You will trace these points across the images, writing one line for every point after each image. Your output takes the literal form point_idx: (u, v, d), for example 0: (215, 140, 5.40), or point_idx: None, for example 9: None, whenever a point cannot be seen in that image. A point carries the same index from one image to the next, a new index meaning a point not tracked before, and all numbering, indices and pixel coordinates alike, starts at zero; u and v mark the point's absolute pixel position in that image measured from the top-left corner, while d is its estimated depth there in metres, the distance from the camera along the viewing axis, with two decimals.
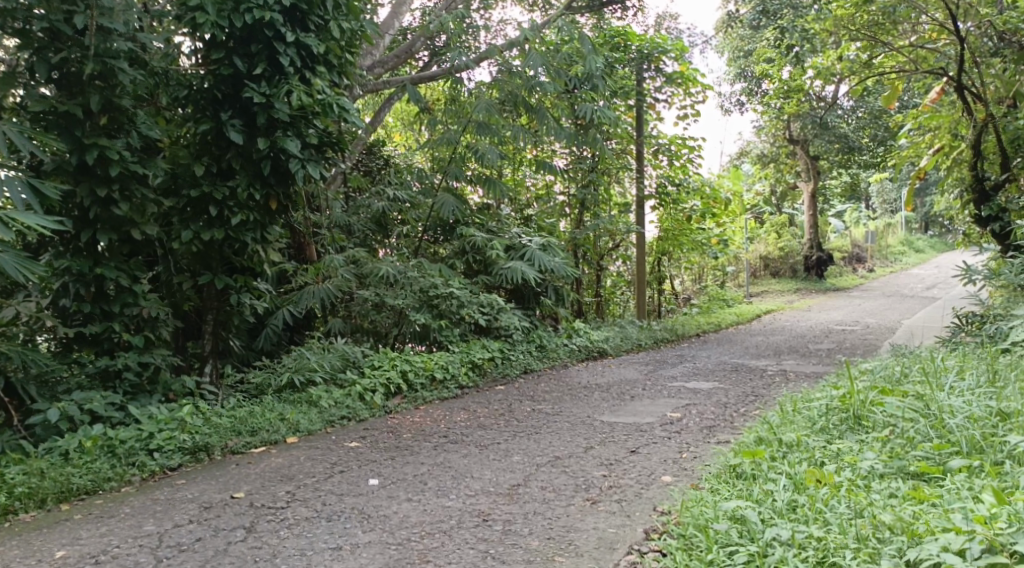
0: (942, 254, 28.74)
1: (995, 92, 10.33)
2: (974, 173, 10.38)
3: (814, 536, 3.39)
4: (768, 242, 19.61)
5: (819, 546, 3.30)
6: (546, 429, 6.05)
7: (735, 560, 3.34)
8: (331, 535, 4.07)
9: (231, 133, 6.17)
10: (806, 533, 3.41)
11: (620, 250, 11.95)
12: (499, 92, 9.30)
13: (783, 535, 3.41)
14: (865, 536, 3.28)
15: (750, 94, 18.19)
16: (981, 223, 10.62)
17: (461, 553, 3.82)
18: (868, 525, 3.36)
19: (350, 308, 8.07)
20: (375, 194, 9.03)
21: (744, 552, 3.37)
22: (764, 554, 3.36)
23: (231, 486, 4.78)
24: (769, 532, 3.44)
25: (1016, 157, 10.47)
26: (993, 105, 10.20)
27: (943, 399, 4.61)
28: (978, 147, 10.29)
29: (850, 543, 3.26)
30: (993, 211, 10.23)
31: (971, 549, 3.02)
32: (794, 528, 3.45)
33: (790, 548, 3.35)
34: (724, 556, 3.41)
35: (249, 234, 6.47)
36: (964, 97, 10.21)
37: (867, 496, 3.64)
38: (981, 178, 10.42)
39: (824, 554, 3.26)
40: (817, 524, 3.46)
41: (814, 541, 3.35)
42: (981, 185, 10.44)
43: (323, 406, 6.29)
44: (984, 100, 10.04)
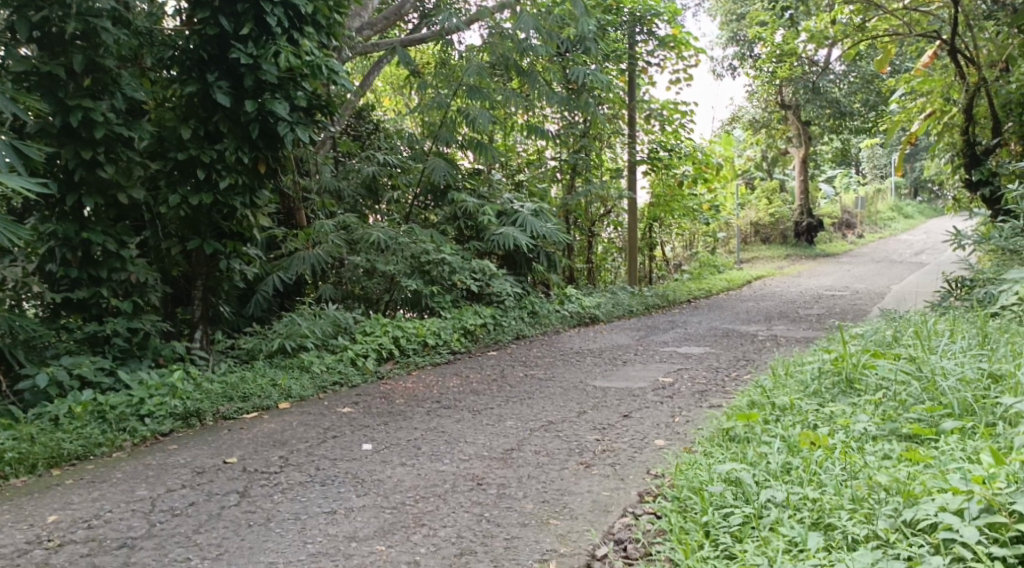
0: (931, 220, 28.80)
1: (988, 55, 10.21)
2: (965, 137, 10.33)
3: (809, 498, 3.40)
4: (759, 208, 19.59)
5: (814, 507, 3.32)
6: (539, 394, 6.05)
7: (730, 521, 3.37)
8: (325, 499, 4.07)
9: (218, 95, 6.07)
10: (800, 494, 3.43)
11: (611, 216, 11.90)
12: (490, 55, 9.21)
13: (778, 497, 3.43)
14: (861, 497, 3.29)
15: (742, 59, 18.05)
16: (971, 187, 10.62)
17: (456, 517, 3.82)
18: (864, 486, 3.37)
19: (341, 275, 8.02)
20: (364, 159, 8.97)
21: (739, 514, 3.39)
22: (759, 516, 3.38)
23: (224, 451, 4.77)
24: (764, 493, 3.46)
25: (1009, 121, 10.38)
26: (986, 69, 10.11)
27: (936, 362, 4.62)
28: (970, 111, 10.22)
29: (845, 504, 3.28)
30: (984, 176, 10.22)
31: (969, 508, 3.01)
32: (789, 490, 3.47)
33: (785, 510, 3.37)
34: (719, 518, 3.43)
35: (238, 198, 6.39)
36: (957, 60, 10.10)
37: (862, 458, 3.64)
38: (972, 143, 10.39)
39: (819, 515, 3.28)
40: (812, 486, 3.48)
41: (809, 502, 3.36)
42: (972, 150, 10.38)
43: (315, 372, 6.27)
44: (976, 64, 9.96)
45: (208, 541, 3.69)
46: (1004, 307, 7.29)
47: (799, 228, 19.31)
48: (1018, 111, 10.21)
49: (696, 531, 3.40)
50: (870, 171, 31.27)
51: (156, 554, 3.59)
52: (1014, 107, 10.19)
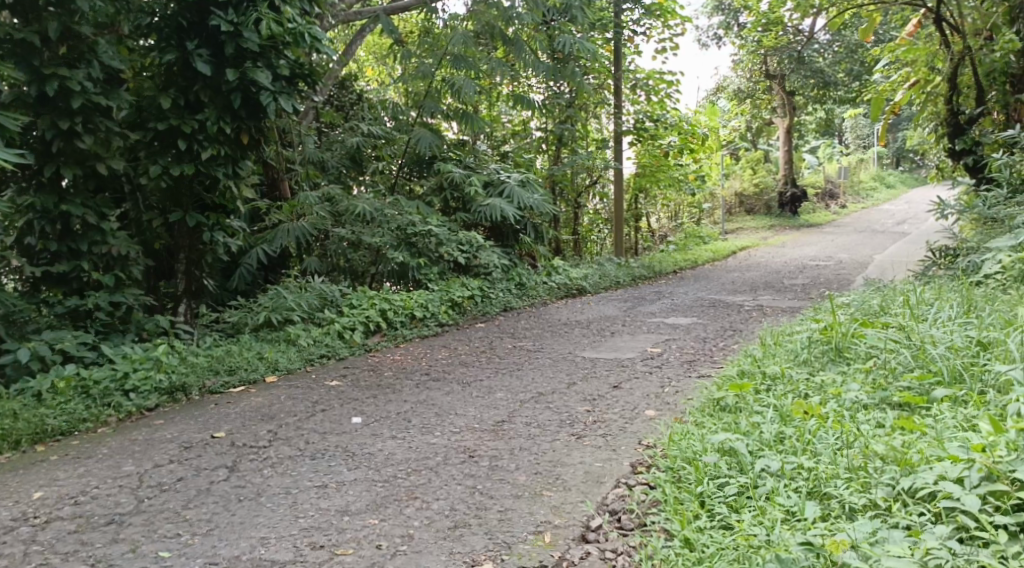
0: (914, 190, 28.89)
1: (972, 24, 10.19)
2: (949, 106, 10.32)
3: (804, 467, 3.41)
4: (744, 178, 19.57)
5: (809, 476, 3.33)
6: (528, 365, 6.03)
7: (726, 491, 3.37)
8: (315, 473, 4.03)
9: (198, 64, 5.93)
10: (795, 464, 3.43)
11: (597, 187, 11.83)
12: (475, 24, 8.97)
13: (773, 466, 3.43)
14: (857, 466, 3.29)
15: (727, 28, 17.92)
16: (954, 156, 10.64)
17: (449, 490, 3.79)
18: (861, 455, 3.37)
19: (326, 247, 7.94)
20: (348, 130, 8.86)
21: (735, 484, 3.40)
22: (754, 486, 3.39)
23: (211, 425, 4.72)
24: (758, 463, 3.47)
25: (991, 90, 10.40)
26: (971, 37, 10.08)
27: (925, 330, 4.62)
28: (954, 80, 10.20)
29: (841, 473, 3.28)
30: (967, 145, 10.23)
31: (969, 477, 3.00)
32: (784, 460, 3.47)
33: (780, 479, 3.38)
34: (714, 488, 3.43)
35: (220, 169, 6.29)
36: (942, 28, 10.08)
37: (855, 426, 3.65)
38: (955, 112, 10.40)
39: (815, 484, 3.29)
40: (806, 456, 3.48)
41: (804, 472, 3.37)
42: (956, 119, 10.38)
43: (302, 345, 6.21)
44: (962, 32, 9.92)
45: (197, 517, 3.64)
46: (988, 276, 7.30)
47: (783, 199, 19.31)
48: (1002, 80, 10.20)
49: (691, 501, 3.40)
50: (854, 141, 31.28)
51: (144, 530, 3.55)
52: (998, 76, 10.18)
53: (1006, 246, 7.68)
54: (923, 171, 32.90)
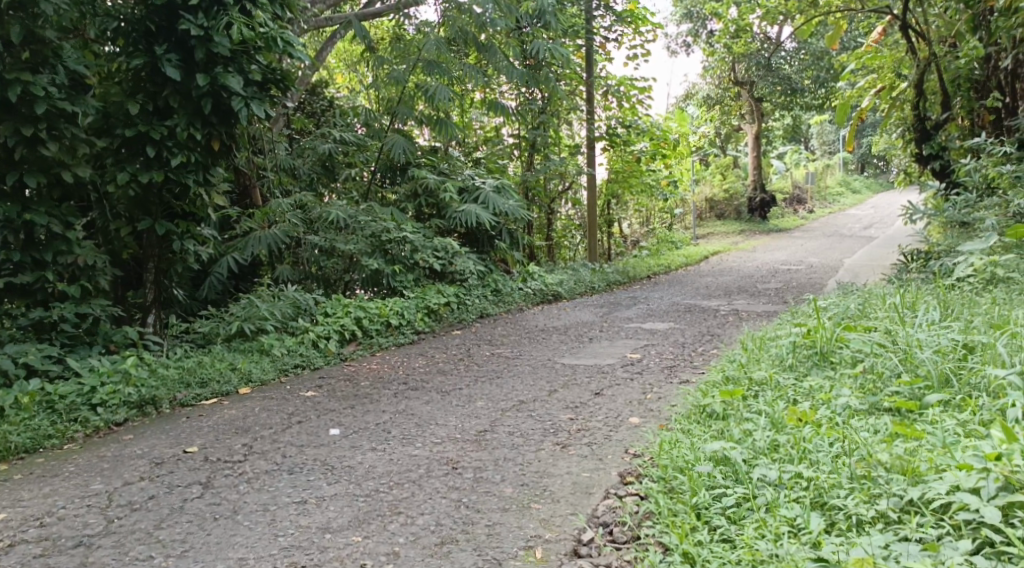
0: (878, 194, 29.30)
1: (938, 32, 10.32)
2: (916, 112, 10.36)
3: (803, 477, 3.34)
4: (714, 184, 19.65)
5: (810, 486, 3.26)
6: (508, 373, 5.94)
7: (724, 502, 3.30)
8: (294, 488, 3.90)
9: (166, 69, 5.77)
10: (793, 473, 3.37)
11: (570, 193, 11.78)
12: (448, 30, 8.84)
13: (770, 475, 3.37)
14: (861, 476, 3.23)
15: (696, 35, 18.01)
16: (922, 162, 10.70)
17: (434, 503, 3.68)
18: (864, 464, 3.31)
19: (298, 255, 7.78)
20: (320, 136, 8.68)
21: (733, 495, 3.32)
22: (753, 496, 3.32)
23: (183, 440, 4.56)
24: (756, 473, 3.40)
25: (957, 96, 10.51)
26: (936, 44, 10.20)
27: (909, 333, 4.60)
28: (921, 86, 10.28)
29: (844, 483, 3.22)
30: (934, 150, 10.33)
31: (986, 487, 2.95)
32: (781, 469, 3.41)
33: (779, 489, 3.31)
34: (710, 499, 3.35)
35: (190, 176, 6.13)
36: (908, 35, 10.11)
37: (851, 433, 3.60)
38: (923, 118, 10.43)
39: (817, 494, 3.23)
40: (805, 463, 3.42)
41: (803, 481, 3.30)
42: (922, 125, 10.44)
43: (276, 355, 6.06)
44: (927, 39, 10.02)
45: (171, 537, 3.50)
46: (959, 279, 7.33)
47: (752, 204, 19.44)
48: (966, 87, 10.41)
49: (686, 512, 3.32)
50: (820, 146, 31.65)
51: (115, 552, 3.39)
52: (962, 82, 10.37)
53: (977, 249, 7.69)
54: (888, 176, 33.39)
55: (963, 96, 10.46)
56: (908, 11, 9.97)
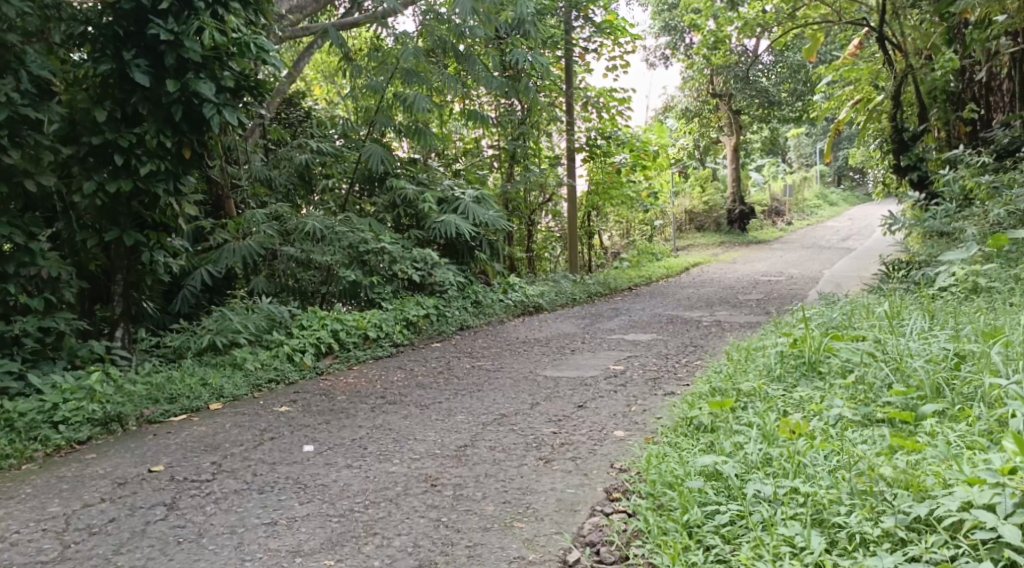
0: (855, 206, 29.41)
1: (914, 45, 10.20)
2: (894, 123, 10.30)
3: (799, 492, 3.22)
4: (693, 197, 19.60)
5: (808, 502, 3.13)
6: (489, 386, 5.78)
7: (717, 520, 3.16)
8: (264, 508, 3.71)
9: (135, 74, 5.59)
10: (789, 488, 3.24)
11: (550, 205, 11.65)
12: (427, 39, 8.69)
13: (765, 491, 3.25)
14: (863, 491, 3.10)
15: (675, 48, 18.01)
16: (900, 173, 10.56)
17: (411, 523, 3.52)
18: (865, 479, 3.18)
19: (274, 267, 7.61)
20: (296, 146, 8.52)
21: (727, 512, 3.19)
22: (748, 513, 3.19)
23: (149, 458, 4.36)
24: (749, 488, 3.27)
25: (932, 107, 10.48)
26: (912, 57, 10.10)
27: (899, 343, 4.50)
28: (898, 96, 10.24)
29: (844, 499, 3.09)
30: (911, 161, 10.17)
31: (1003, 503, 2.80)
32: (776, 484, 3.28)
33: (775, 506, 3.18)
34: (702, 516, 3.22)
35: (160, 185, 5.94)
36: (886, 48, 10.06)
37: (848, 446, 3.47)
38: (900, 129, 10.34)
39: (816, 511, 3.10)
40: (801, 478, 3.29)
41: (800, 497, 3.17)
42: (900, 136, 10.35)
43: (249, 369, 5.88)
44: (903, 50, 9.97)
45: (130, 563, 3.31)
46: (940, 288, 7.25)
47: (732, 216, 19.39)
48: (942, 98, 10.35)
49: (677, 531, 3.19)
50: (797, 159, 31.81)
51: None
52: (938, 94, 10.33)
53: (958, 258, 7.61)
54: (864, 189, 33.61)
55: (940, 107, 10.43)
56: (883, 24, 9.88)
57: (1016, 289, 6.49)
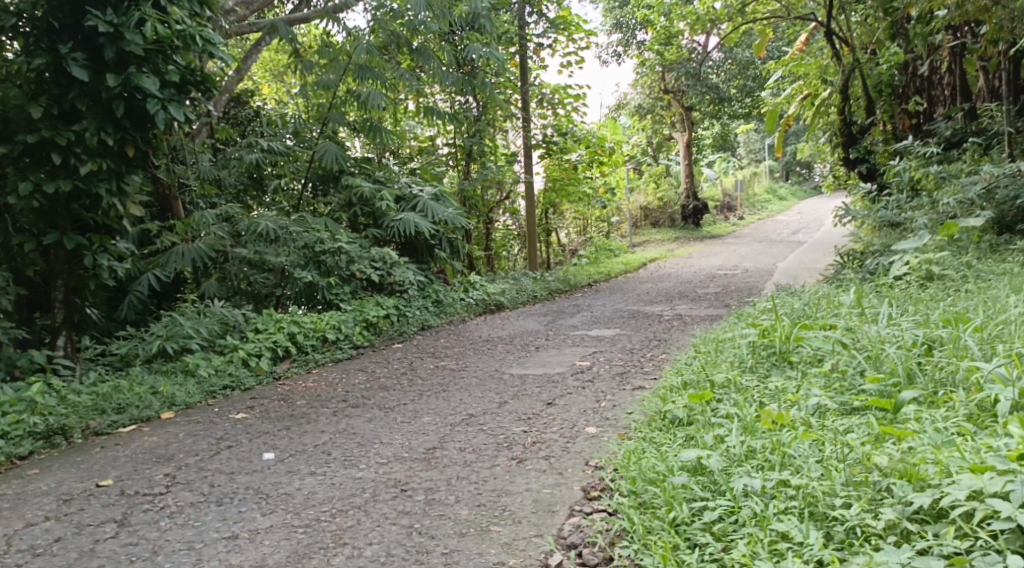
0: (804, 200, 29.77)
1: (860, 39, 10.30)
2: (843, 118, 10.24)
3: (789, 485, 3.13)
4: (648, 193, 19.66)
5: (799, 495, 3.05)
6: (454, 386, 5.61)
7: (707, 517, 3.06)
8: (223, 522, 3.50)
9: (72, 69, 5.30)
10: (778, 481, 3.15)
11: (507, 203, 11.48)
12: (380, 34, 8.43)
13: (753, 484, 3.15)
14: (859, 481, 3.02)
15: (626, 46, 17.94)
16: (848, 165, 10.60)
17: (382, 531, 3.35)
18: (859, 470, 3.10)
19: (225, 270, 7.33)
20: (246, 146, 8.24)
21: (714, 509, 3.09)
22: (737, 508, 3.09)
23: (96, 473, 4.11)
24: (737, 482, 3.17)
25: (880, 101, 10.68)
26: (858, 51, 10.22)
27: (870, 331, 4.43)
28: (846, 91, 10.16)
29: (838, 490, 3.01)
30: (860, 154, 10.21)
31: (1016, 491, 2.71)
32: (764, 477, 3.18)
33: (765, 499, 3.09)
34: (690, 514, 3.11)
35: (102, 184, 5.65)
36: (832, 42, 10.04)
37: (833, 436, 3.40)
38: (849, 123, 10.30)
39: (808, 504, 3.01)
40: (790, 470, 3.21)
41: (791, 490, 3.09)
42: (849, 130, 10.33)
43: (202, 376, 5.63)
44: (849, 44, 9.95)
45: None
46: (895, 277, 7.21)
47: (685, 212, 19.39)
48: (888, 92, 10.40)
49: (663, 529, 3.08)
50: (746, 154, 32.11)
51: None
52: (883, 88, 10.44)
53: (910, 247, 7.58)
54: (811, 184, 34.12)
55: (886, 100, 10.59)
56: (830, 18, 9.88)
57: (970, 275, 6.48)
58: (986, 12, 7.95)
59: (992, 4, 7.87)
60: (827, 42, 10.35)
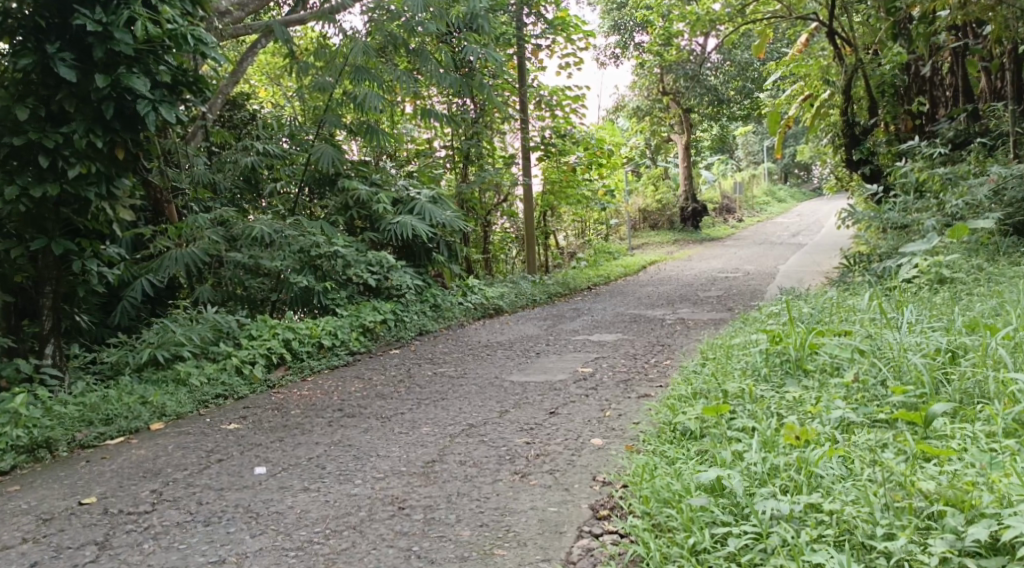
0: (802, 202, 29.56)
1: (863, 40, 10.12)
2: (845, 118, 9.99)
3: (819, 509, 2.96)
4: (647, 195, 19.55)
5: (835, 522, 2.87)
6: (454, 394, 5.42)
7: (732, 545, 2.88)
8: (210, 544, 3.33)
9: (60, 69, 5.12)
10: (806, 504, 2.98)
11: (505, 205, 11.29)
12: (378, 34, 8.23)
13: (781, 509, 2.98)
14: (901, 508, 2.85)
15: (624, 48, 17.75)
16: (851, 167, 10.39)
17: (379, 555, 3.18)
18: (903, 495, 2.93)
19: (220, 275, 7.10)
20: (242, 149, 8.05)
21: (740, 534, 2.92)
22: (765, 534, 2.92)
23: (80, 490, 3.93)
24: (764, 507, 2.99)
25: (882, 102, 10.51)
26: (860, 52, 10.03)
27: (889, 338, 4.27)
28: (849, 92, 9.95)
29: (879, 518, 2.83)
30: (863, 155, 9.98)
31: None
32: (791, 500, 3.01)
33: (795, 526, 2.92)
34: (711, 541, 2.95)
35: (91, 189, 5.46)
36: (835, 42, 9.88)
37: (863, 456, 3.24)
38: (852, 123, 10.04)
39: (843, 532, 2.84)
40: (820, 494, 3.03)
41: (824, 516, 2.91)
42: (851, 131, 10.07)
43: (194, 385, 5.45)
44: (852, 45, 9.76)
45: None
46: (903, 280, 7.04)
47: (685, 214, 19.19)
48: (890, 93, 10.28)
49: (682, 557, 2.92)
50: (744, 156, 31.96)
51: None
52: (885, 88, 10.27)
53: (920, 250, 7.40)
54: (811, 185, 33.96)
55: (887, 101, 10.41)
56: (833, 18, 9.70)
57: (981, 278, 6.30)
58: (991, 11, 7.75)
59: (996, 4, 7.68)
60: (828, 43, 10.16)
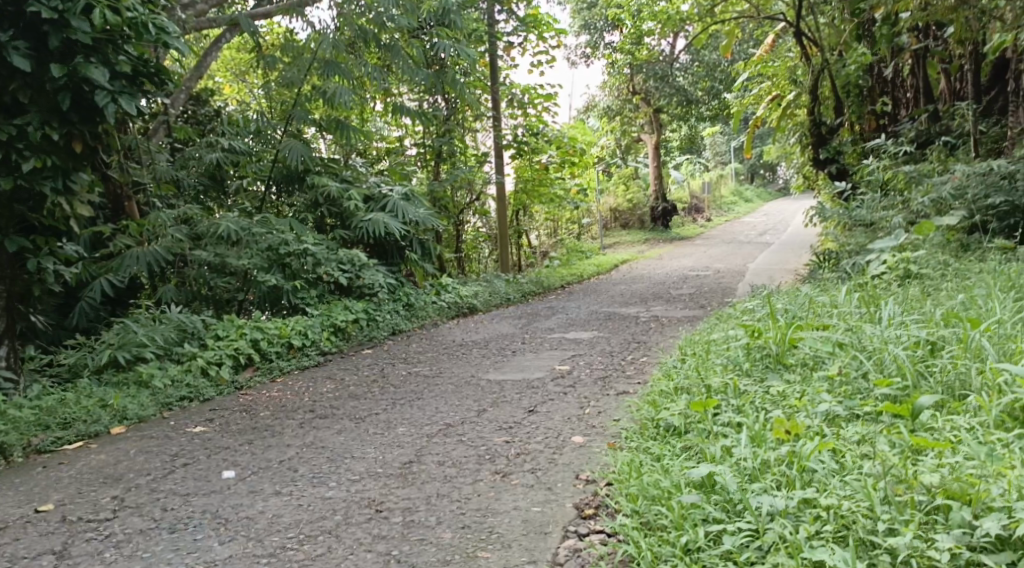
0: (770, 201, 29.78)
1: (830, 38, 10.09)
2: (812, 118, 10.05)
3: (815, 504, 2.88)
4: (618, 194, 19.54)
5: (833, 518, 2.79)
6: (430, 393, 5.29)
7: (727, 544, 2.79)
8: (177, 552, 3.16)
9: (14, 58, 4.85)
10: (801, 499, 2.90)
11: (477, 204, 11.14)
12: (348, 29, 7.97)
13: (776, 504, 2.89)
14: (902, 504, 2.78)
15: (594, 47, 17.66)
16: (818, 166, 10.45)
17: (357, 560, 3.04)
18: (902, 488, 2.86)
19: (184, 274, 6.91)
20: (206, 145, 7.84)
21: (736, 532, 2.83)
22: (761, 531, 2.83)
23: (36, 497, 3.73)
24: (758, 503, 2.90)
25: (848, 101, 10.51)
26: (827, 52, 9.99)
27: (872, 331, 4.20)
28: (816, 91, 9.96)
29: (880, 513, 2.76)
30: (830, 154, 10.05)
31: None
32: (786, 495, 2.93)
33: (793, 522, 2.83)
34: (704, 540, 2.85)
35: (48, 182, 5.25)
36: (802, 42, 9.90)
37: (858, 450, 3.16)
38: (818, 123, 10.11)
39: (841, 527, 2.76)
40: (817, 490, 2.95)
41: (822, 512, 2.83)
42: (818, 130, 10.16)
43: (157, 387, 5.25)
44: (819, 44, 9.75)
45: None
46: (874, 276, 7.01)
47: (655, 213, 19.21)
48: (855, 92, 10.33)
49: (674, 556, 2.82)
50: (712, 156, 32.15)
51: None
52: (851, 88, 10.30)
53: (888, 246, 7.38)
54: (778, 185, 34.27)
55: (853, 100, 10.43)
56: (801, 17, 9.69)
57: (954, 273, 6.29)
58: (954, 12, 7.69)
59: (959, 4, 7.58)
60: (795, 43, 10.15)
